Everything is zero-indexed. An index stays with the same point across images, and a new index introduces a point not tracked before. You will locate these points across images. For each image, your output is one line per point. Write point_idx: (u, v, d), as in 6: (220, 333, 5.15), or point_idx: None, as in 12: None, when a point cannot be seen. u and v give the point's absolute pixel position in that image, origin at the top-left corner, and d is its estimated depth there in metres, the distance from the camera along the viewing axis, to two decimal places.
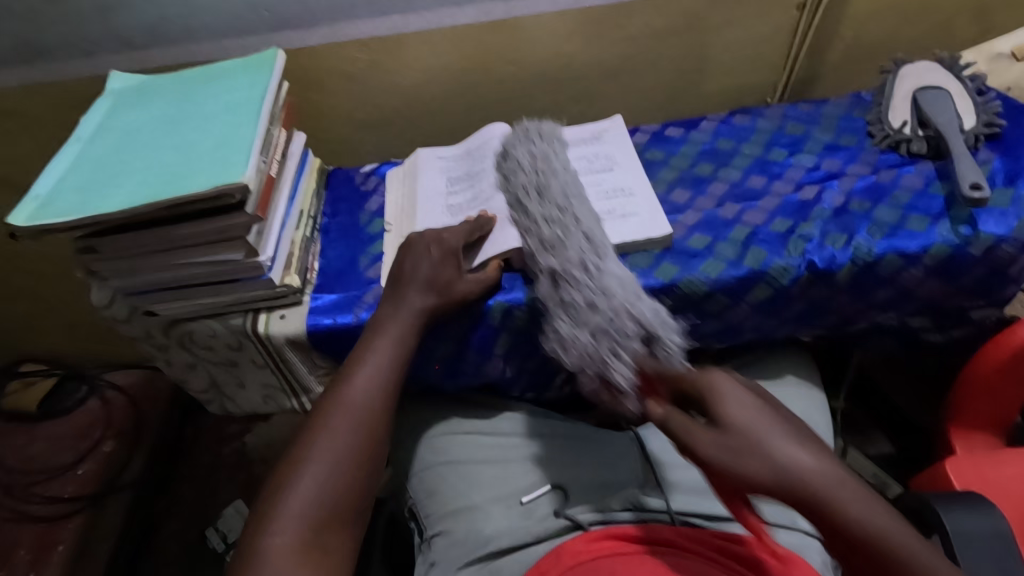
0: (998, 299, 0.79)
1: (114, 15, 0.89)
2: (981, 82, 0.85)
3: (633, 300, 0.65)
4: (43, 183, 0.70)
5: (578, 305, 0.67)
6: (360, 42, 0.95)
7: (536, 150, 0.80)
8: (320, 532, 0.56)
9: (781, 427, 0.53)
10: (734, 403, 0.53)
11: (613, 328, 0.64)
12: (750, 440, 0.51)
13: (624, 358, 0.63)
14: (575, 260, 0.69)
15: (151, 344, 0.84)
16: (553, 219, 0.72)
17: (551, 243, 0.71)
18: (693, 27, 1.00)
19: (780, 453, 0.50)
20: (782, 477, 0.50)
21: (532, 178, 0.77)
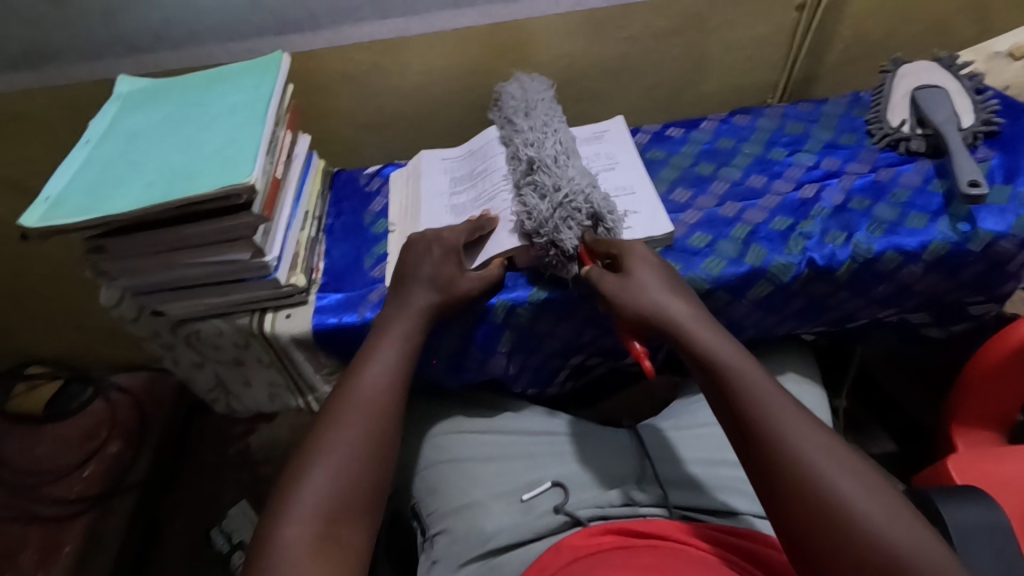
0: (997, 294, 0.80)
1: (121, 20, 0.91)
2: (979, 81, 0.86)
3: (589, 187, 0.74)
4: (53, 185, 0.71)
5: (541, 181, 0.75)
6: (364, 44, 0.96)
7: (529, 85, 0.90)
8: (333, 524, 0.56)
9: (673, 289, 0.66)
10: (659, 279, 0.67)
11: (569, 203, 0.72)
12: (641, 283, 0.66)
13: (573, 229, 0.72)
14: (551, 153, 0.78)
15: (158, 343, 0.85)
16: (536, 128, 0.83)
17: (529, 143, 0.81)
18: (694, 28, 1.01)
19: (681, 316, 0.63)
20: (663, 314, 0.64)
21: (523, 103, 0.87)
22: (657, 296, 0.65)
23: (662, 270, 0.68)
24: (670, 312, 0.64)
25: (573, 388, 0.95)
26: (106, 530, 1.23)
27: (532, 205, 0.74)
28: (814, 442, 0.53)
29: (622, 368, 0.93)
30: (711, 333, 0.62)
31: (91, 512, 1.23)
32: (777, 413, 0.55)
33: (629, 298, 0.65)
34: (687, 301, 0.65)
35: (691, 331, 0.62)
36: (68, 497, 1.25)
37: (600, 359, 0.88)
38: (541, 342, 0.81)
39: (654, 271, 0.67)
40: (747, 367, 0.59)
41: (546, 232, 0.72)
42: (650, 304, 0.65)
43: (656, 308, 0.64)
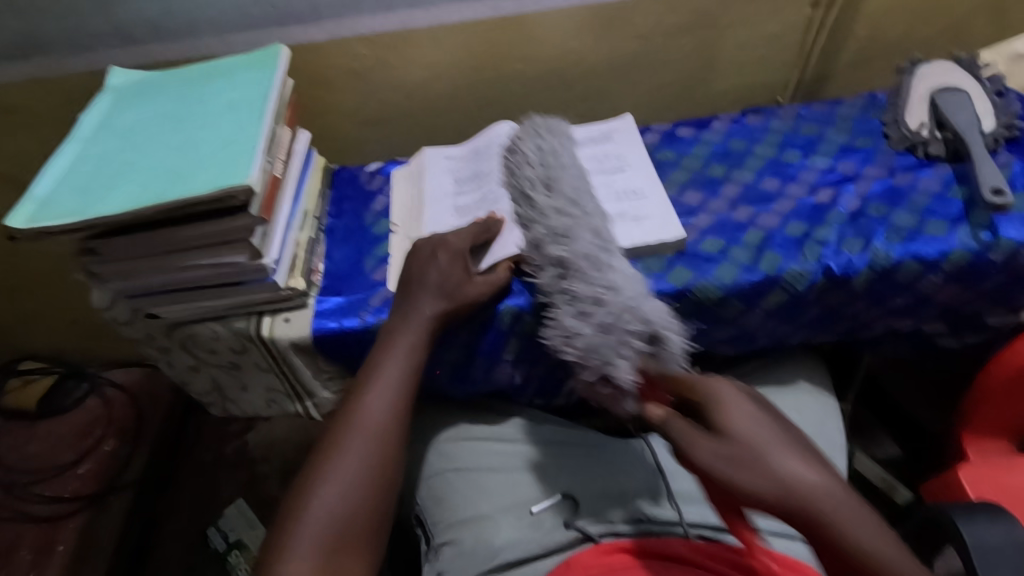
0: (1016, 305, 0.78)
1: (114, 9, 0.87)
2: (1000, 84, 0.83)
3: (637, 300, 0.64)
4: (42, 183, 0.69)
5: (582, 299, 0.65)
6: (366, 38, 0.93)
7: (544, 144, 0.78)
8: (334, 553, 0.54)
9: (784, 441, 0.53)
10: (768, 437, 0.53)
11: (620, 329, 0.62)
12: (749, 450, 0.52)
13: (629, 360, 0.62)
14: (585, 253, 0.67)
15: (153, 346, 0.82)
16: (563, 211, 0.71)
17: (554, 236, 0.69)
18: (706, 25, 0.98)
19: (807, 486, 0.50)
20: (786, 494, 0.50)
21: (541, 172, 0.76)
22: (779, 468, 0.51)
23: (760, 415, 0.54)
24: (802, 492, 0.50)
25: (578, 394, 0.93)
26: (101, 530, 1.21)
27: (578, 332, 0.64)
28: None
29: None
30: (843, 509, 0.50)
31: (86, 511, 1.22)
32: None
33: (745, 477, 0.51)
34: (801, 456, 0.52)
35: (826, 515, 0.50)
36: (63, 495, 1.23)
37: None
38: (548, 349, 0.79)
39: (758, 432, 0.53)
40: (885, 544, 0.50)
41: (598, 368, 0.63)
42: (775, 484, 0.50)
43: (780, 488, 0.50)
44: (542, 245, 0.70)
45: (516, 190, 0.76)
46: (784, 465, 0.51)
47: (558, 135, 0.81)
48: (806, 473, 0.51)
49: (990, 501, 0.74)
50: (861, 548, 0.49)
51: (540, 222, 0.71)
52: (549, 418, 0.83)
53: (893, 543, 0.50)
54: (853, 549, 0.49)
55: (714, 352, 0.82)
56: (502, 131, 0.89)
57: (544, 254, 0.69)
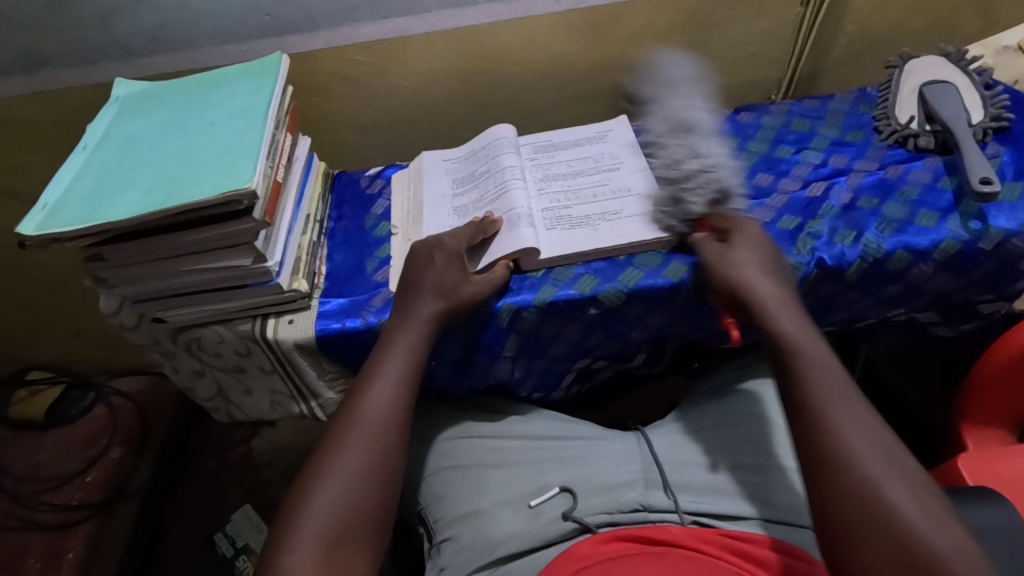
0: (1008, 292, 0.79)
1: (115, 22, 0.89)
2: (988, 77, 0.85)
3: (720, 165, 0.77)
4: (50, 193, 0.70)
5: (681, 151, 0.79)
6: (362, 45, 0.95)
7: (663, 55, 0.89)
8: (333, 550, 0.55)
9: (767, 266, 0.68)
10: (760, 258, 0.68)
11: (702, 175, 0.75)
12: (733, 260, 0.68)
13: (699, 199, 0.74)
14: (691, 123, 0.81)
15: (159, 350, 0.84)
16: (688, 92, 0.84)
17: (678, 105, 0.83)
18: (697, 25, 1.00)
19: (767, 293, 0.65)
20: (741, 289, 0.66)
21: (668, 67, 0.87)
22: (751, 277, 0.67)
23: (766, 251, 0.69)
24: (758, 290, 0.66)
25: (578, 391, 0.95)
26: (110, 536, 1.23)
27: (674, 163, 0.78)
28: (875, 449, 0.53)
29: (627, 371, 0.92)
30: (796, 321, 0.63)
31: (94, 518, 1.23)
32: (846, 408, 0.56)
33: (721, 267, 0.68)
34: (781, 287, 0.66)
35: (773, 312, 0.64)
36: (70, 504, 1.25)
37: (607, 362, 0.88)
38: (546, 346, 0.80)
39: (754, 254, 0.68)
40: (825, 359, 0.60)
41: (675, 192, 0.76)
42: (741, 280, 0.67)
43: (745, 284, 0.66)
44: (664, 110, 0.83)
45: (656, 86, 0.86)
46: (755, 277, 0.67)
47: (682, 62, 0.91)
48: (769, 285, 0.66)
49: (987, 487, 0.74)
50: (799, 346, 0.61)
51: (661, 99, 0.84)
52: (548, 414, 0.85)
53: (842, 373, 0.59)
54: (788, 341, 0.62)
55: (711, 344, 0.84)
56: (499, 133, 0.90)
57: (665, 113, 0.82)
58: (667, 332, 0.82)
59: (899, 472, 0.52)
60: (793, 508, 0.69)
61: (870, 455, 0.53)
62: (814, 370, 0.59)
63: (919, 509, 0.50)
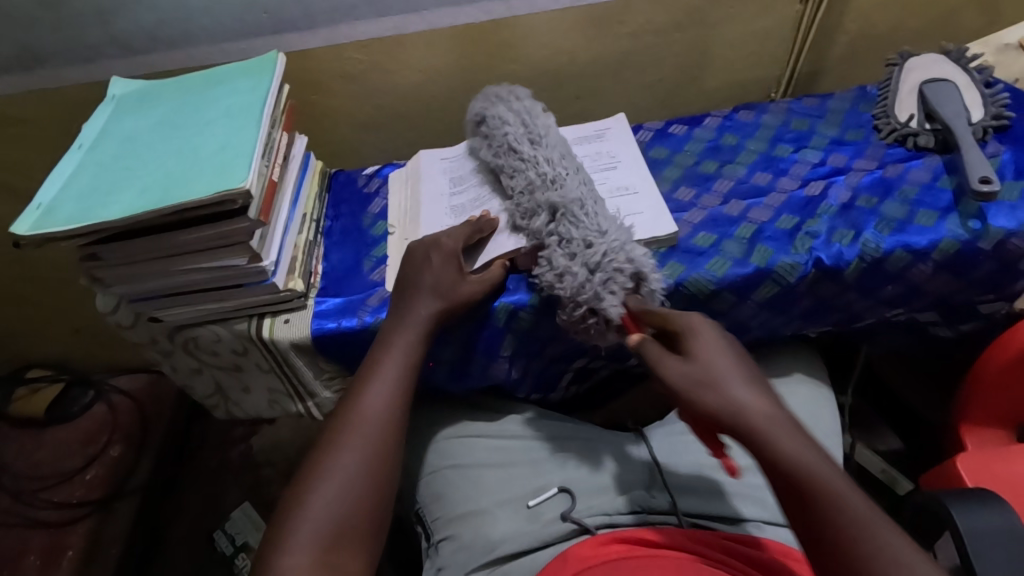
0: (1008, 293, 0.78)
1: (112, 20, 0.89)
2: (989, 74, 0.84)
3: (625, 244, 0.69)
4: (45, 192, 0.70)
5: (571, 240, 0.70)
6: (360, 43, 0.95)
7: (515, 107, 0.81)
8: (330, 552, 0.55)
9: (742, 374, 0.59)
10: (732, 369, 0.59)
11: (597, 277, 0.67)
12: (710, 375, 0.58)
13: (617, 293, 0.67)
14: (575, 199, 0.72)
15: (156, 350, 0.84)
16: (552, 159, 0.76)
17: (543, 188, 0.74)
18: (696, 22, 0.99)
19: (752, 414, 0.56)
20: (733, 412, 0.56)
21: (522, 129, 0.79)
22: (734, 398, 0.57)
23: (735, 356, 0.60)
24: (751, 418, 0.56)
25: (576, 391, 0.95)
26: (109, 534, 1.23)
27: (564, 272, 0.69)
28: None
29: (625, 371, 0.92)
30: (793, 443, 0.55)
31: (94, 515, 1.24)
32: (880, 546, 0.49)
33: (701, 390, 0.58)
34: (769, 402, 0.58)
35: (773, 441, 0.55)
36: (70, 501, 1.25)
37: (605, 362, 0.87)
38: (544, 346, 0.80)
39: (730, 366, 0.59)
40: (845, 491, 0.52)
41: (583, 304, 0.68)
42: (731, 404, 0.57)
43: (731, 411, 0.56)
44: (531, 192, 0.75)
45: (498, 149, 0.80)
46: (744, 401, 0.57)
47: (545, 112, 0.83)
48: (751, 399, 0.57)
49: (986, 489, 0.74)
50: (811, 483, 0.52)
51: (528, 174, 0.75)
52: (546, 413, 0.84)
53: (863, 501, 0.51)
54: (794, 475, 0.53)
55: None
56: None
57: (534, 199, 0.74)
58: None
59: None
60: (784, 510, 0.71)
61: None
62: (839, 508, 0.51)
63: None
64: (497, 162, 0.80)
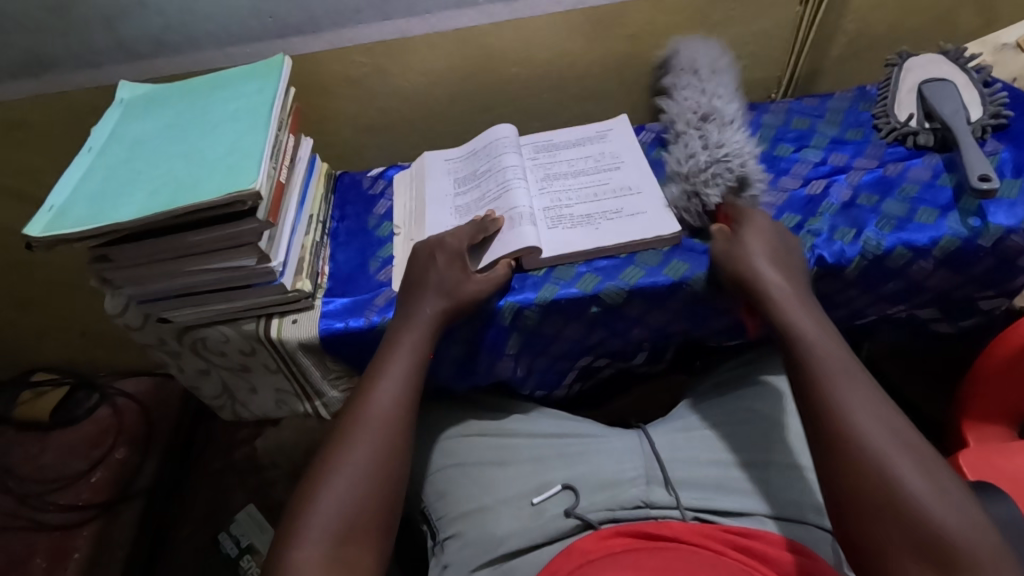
0: (1008, 289, 0.79)
1: (118, 25, 0.90)
2: (987, 74, 0.85)
3: (748, 156, 0.80)
4: (55, 195, 0.71)
5: (700, 141, 0.83)
6: (364, 46, 0.96)
7: (695, 55, 0.95)
8: (341, 547, 0.56)
9: (774, 257, 0.69)
10: (766, 250, 0.70)
11: (728, 163, 0.79)
12: (743, 252, 0.70)
13: (718, 188, 0.77)
14: (711, 115, 0.87)
15: (164, 350, 0.84)
16: (705, 91, 0.91)
17: (723, 102, 0.89)
18: (696, 24, 1.00)
19: (772, 284, 0.67)
20: (754, 278, 0.68)
21: (714, 70, 0.94)
22: (760, 269, 0.68)
23: (774, 243, 0.71)
24: (767, 284, 0.67)
25: (580, 389, 0.96)
26: (115, 536, 1.23)
27: (692, 157, 0.82)
28: (881, 429, 0.55)
29: (629, 369, 0.93)
30: (808, 313, 0.65)
31: (99, 518, 1.24)
32: (853, 389, 0.58)
33: (729, 257, 0.71)
34: (789, 277, 0.68)
35: (782, 306, 0.66)
36: (76, 504, 1.26)
37: (608, 360, 0.88)
38: (548, 343, 0.81)
39: (762, 246, 0.70)
40: (833, 348, 0.62)
41: (695, 186, 0.78)
42: (752, 270, 0.68)
43: (754, 276, 0.68)
44: (676, 110, 0.89)
45: (681, 73, 0.95)
46: (764, 269, 0.68)
47: (726, 57, 0.97)
48: (775, 274, 0.68)
49: (987, 482, 0.75)
50: (807, 337, 0.63)
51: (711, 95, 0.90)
52: (549, 412, 0.85)
53: (851, 361, 0.60)
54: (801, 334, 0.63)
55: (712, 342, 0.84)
56: (499, 133, 0.91)
57: (695, 106, 0.89)
58: (669, 330, 0.82)
59: (908, 450, 0.54)
60: (798, 506, 0.70)
61: (886, 440, 0.54)
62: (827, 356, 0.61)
63: (927, 480, 0.52)
64: (675, 85, 0.95)
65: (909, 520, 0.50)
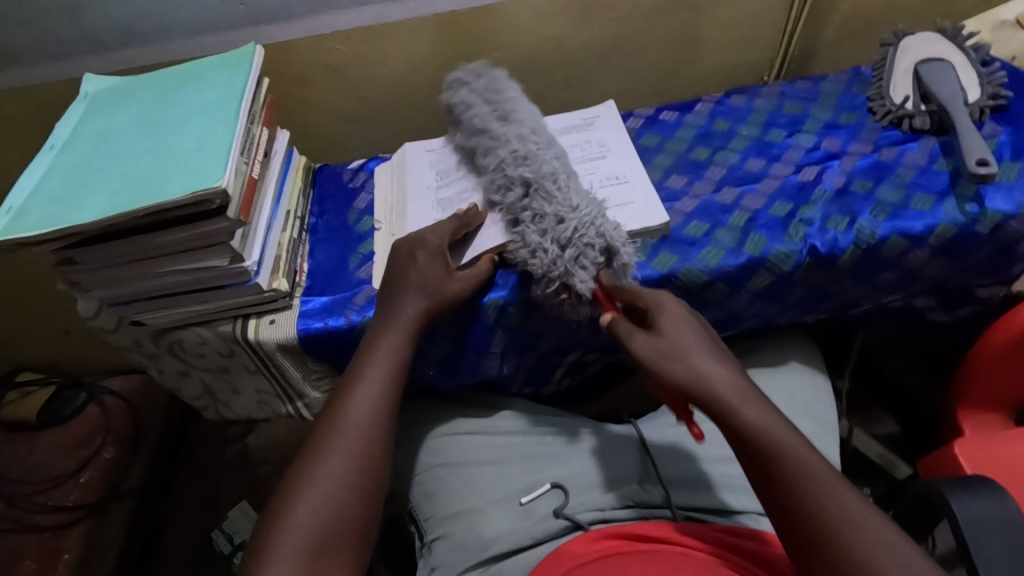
0: (1006, 276, 0.77)
1: (84, 14, 0.86)
2: (985, 52, 0.82)
3: (597, 216, 0.70)
4: (17, 195, 0.68)
5: (544, 216, 0.70)
6: (341, 33, 0.92)
7: (480, 87, 0.81)
8: (315, 559, 0.54)
9: (706, 343, 0.58)
10: (700, 340, 0.58)
11: (591, 234, 0.69)
12: (678, 345, 0.57)
13: (588, 267, 0.68)
14: (548, 173, 0.72)
15: (141, 353, 0.82)
16: (525, 137, 0.76)
17: (546, 152, 0.75)
18: (686, 4, 0.97)
19: (717, 381, 0.55)
20: (699, 382, 0.55)
21: (494, 108, 0.79)
22: (701, 365, 0.56)
23: (699, 328, 0.60)
24: (716, 390, 0.55)
25: (570, 384, 0.94)
26: (103, 536, 1.22)
27: (541, 238, 0.70)
28: (883, 554, 0.47)
29: (619, 363, 0.91)
30: (760, 409, 0.54)
31: (89, 519, 1.22)
32: (836, 510, 0.49)
33: (660, 359, 0.57)
34: (729, 367, 0.57)
35: (732, 407, 0.54)
36: (65, 504, 1.24)
37: (598, 355, 0.86)
38: (535, 340, 0.79)
39: (695, 339, 0.58)
40: (802, 464, 0.51)
41: (563, 264, 0.68)
42: (697, 374, 0.56)
43: (697, 379, 0.56)
44: (517, 161, 0.74)
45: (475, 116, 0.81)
46: (708, 371, 0.56)
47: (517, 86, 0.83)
48: (714, 368, 0.56)
49: (984, 474, 0.73)
50: (774, 457, 0.52)
51: (523, 140, 0.76)
52: (539, 408, 0.83)
53: (815, 460, 0.52)
54: (759, 442, 0.53)
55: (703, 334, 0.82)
56: None
57: (529, 157, 0.74)
58: None
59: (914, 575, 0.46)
60: None
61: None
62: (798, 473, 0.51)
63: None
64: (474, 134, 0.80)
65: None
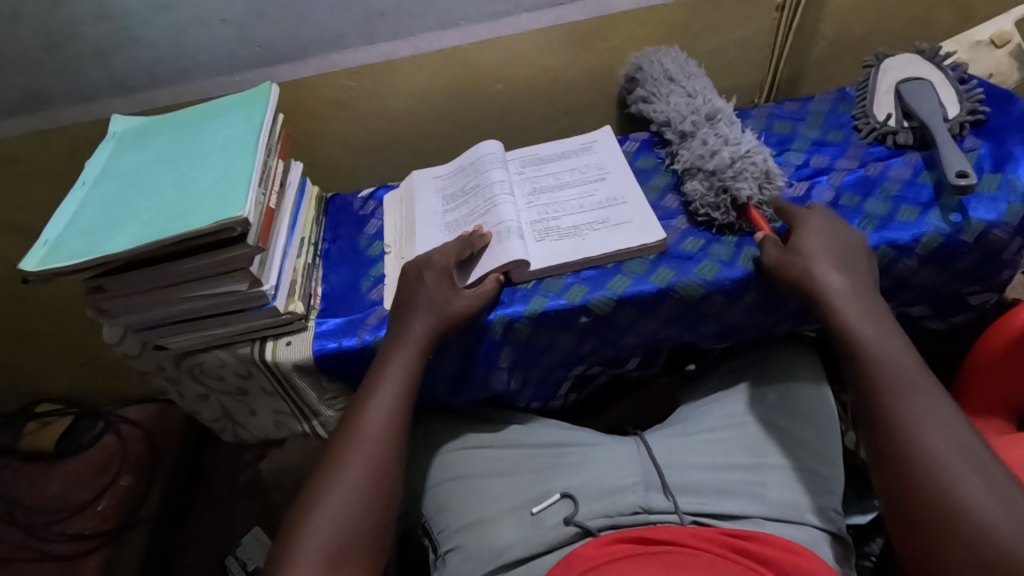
0: (995, 283, 0.80)
1: (111, 60, 0.92)
2: (963, 71, 0.86)
3: (760, 149, 0.83)
4: (52, 229, 0.73)
5: (716, 142, 0.84)
6: (350, 70, 0.98)
7: (671, 61, 0.98)
8: (334, 564, 0.56)
9: (835, 265, 0.70)
10: (830, 257, 0.70)
11: (749, 164, 0.80)
12: (807, 260, 0.70)
13: (751, 181, 0.79)
14: (699, 115, 0.89)
15: (163, 377, 0.85)
16: (693, 92, 0.93)
17: (707, 101, 0.91)
18: (675, 33, 1.03)
19: (835, 288, 0.68)
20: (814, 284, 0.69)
21: (677, 70, 0.96)
22: (824, 277, 0.69)
23: (833, 249, 0.71)
24: (831, 290, 0.68)
25: (576, 398, 0.97)
26: (121, 563, 1.23)
27: (714, 153, 0.83)
28: (949, 446, 0.57)
29: (622, 375, 0.94)
30: (873, 319, 0.66)
31: (106, 547, 1.24)
32: (920, 404, 0.59)
33: (797, 269, 0.70)
34: (852, 283, 0.69)
35: (843, 307, 0.67)
36: (83, 533, 1.26)
37: (602, 368, 0.89)
38: (541, 355, 0.82)
39: (833, 257, 0.70)
40: (896, 363, 0.62)
41: (722, 181, 0.80)
42: (817, 278, 0.69)
43: (814, 284, 0.69)
44: (693, 105, 0.91)
45: (655, 81, 0.96)
46: (832, 280, 0.69)
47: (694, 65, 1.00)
48: (835, 281, 0.68)
49: None
50: (872, 343, 0.64)
51: (690, 98, 0.92)
52: (550, 422, 0.86)
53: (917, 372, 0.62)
54: (863, 338, 0.65)
55: (704, 347, 0.86)
56: (487, 149, 0.92)
57: (695, 107, 0.90)
58: (659, 338, 0.83)
59: (975, 467, 0.55)
60: (786, 504, 0.71)
61: (951, 462, 0.56)
62: (891, 366, 0.62)
63: (998, 496, 0.53)
64: (650, 92, 0.97)
65: (978, 554, 0.52)
